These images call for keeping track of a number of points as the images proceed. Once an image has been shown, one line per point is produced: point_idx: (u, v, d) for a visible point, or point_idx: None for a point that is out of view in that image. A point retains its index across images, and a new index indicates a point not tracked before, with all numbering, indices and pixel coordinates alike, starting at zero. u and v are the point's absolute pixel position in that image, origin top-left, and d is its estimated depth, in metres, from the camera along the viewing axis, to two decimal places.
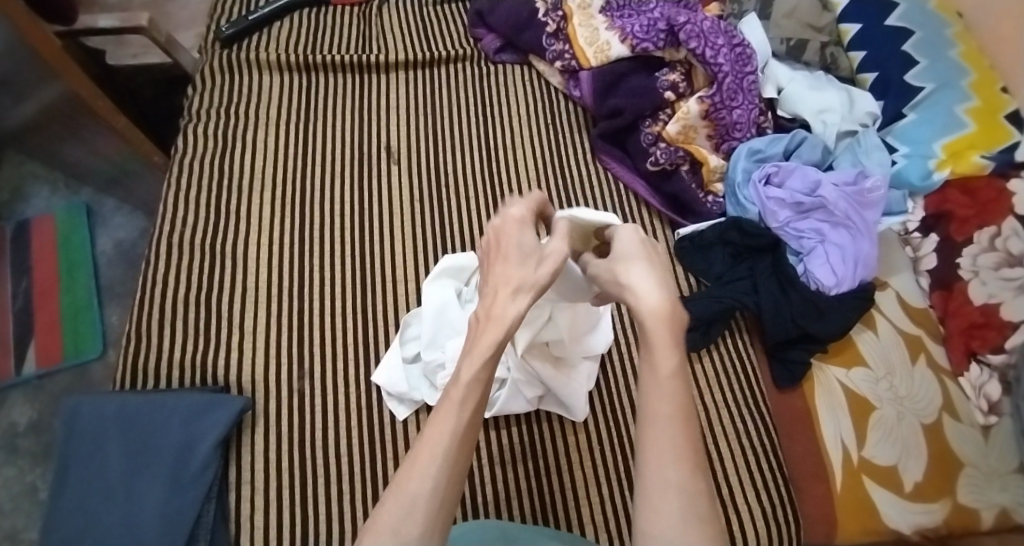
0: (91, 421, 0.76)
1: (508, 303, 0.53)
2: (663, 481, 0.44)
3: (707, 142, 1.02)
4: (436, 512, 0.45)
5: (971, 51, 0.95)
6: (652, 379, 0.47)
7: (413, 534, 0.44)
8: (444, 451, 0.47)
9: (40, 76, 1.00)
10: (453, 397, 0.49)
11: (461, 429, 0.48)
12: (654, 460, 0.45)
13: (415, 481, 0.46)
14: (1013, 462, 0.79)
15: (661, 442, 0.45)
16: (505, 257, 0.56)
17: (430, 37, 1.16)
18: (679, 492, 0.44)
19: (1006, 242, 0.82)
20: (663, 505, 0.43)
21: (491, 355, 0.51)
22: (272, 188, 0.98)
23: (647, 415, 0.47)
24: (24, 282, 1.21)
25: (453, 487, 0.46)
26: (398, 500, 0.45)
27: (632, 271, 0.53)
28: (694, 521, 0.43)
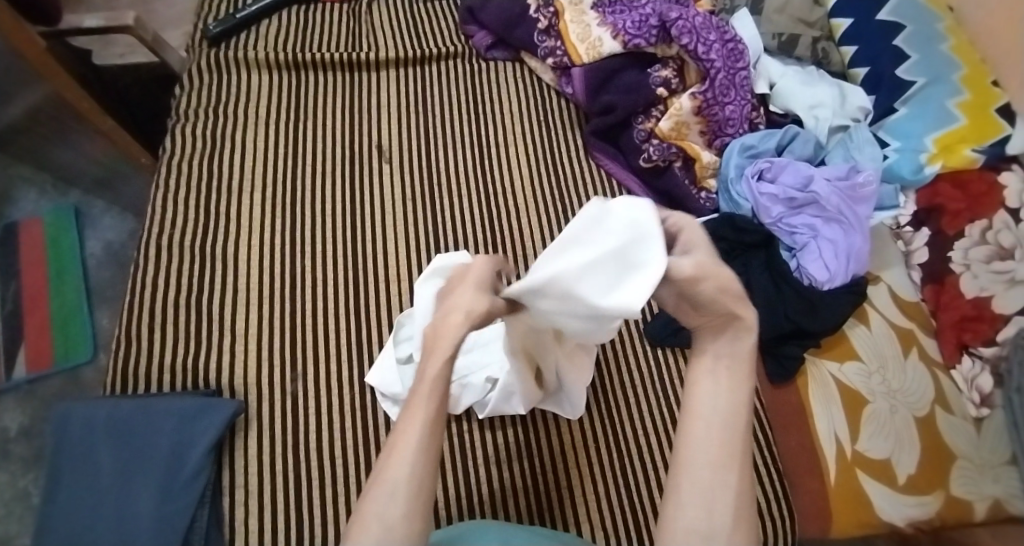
0: (81, 428, 0.75)
1: (459, 323, 0.48)
2: (722, 484, 0.45)
3: (700, 138, 1.02)
4: (415, 497, 0.46)
5: (961, 45, 0.96)
6: (729, 386, 0.46)
7: (395, 515, 0.46)
8: (418, 440, 0.47)
9: (24, 78, 0.98)
10: (422, 383, 0.48)
11: (432, 416, 0.48)
12: (715, 460, 0.45)
13: (393, 468, 0.47)
14: (1006, 453, 0.79)
15: (726, 446, 0.45)
16: (462, 285, 0.51)
17: (420, 34, 1.15)
18: (732, 495, 0.45)
19: (998, 234, 0.83)
20: (715, 504, 0.45)
21: (449, 358, 0.48)
22: (263, 188, 0.97)
23: (717, 417, 0.46)
24: (13, 286, 1.19)
25: (430, 469, 0.48)
26: (381, 486, 0.47)
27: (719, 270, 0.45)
28: (739, 524, 0.45)
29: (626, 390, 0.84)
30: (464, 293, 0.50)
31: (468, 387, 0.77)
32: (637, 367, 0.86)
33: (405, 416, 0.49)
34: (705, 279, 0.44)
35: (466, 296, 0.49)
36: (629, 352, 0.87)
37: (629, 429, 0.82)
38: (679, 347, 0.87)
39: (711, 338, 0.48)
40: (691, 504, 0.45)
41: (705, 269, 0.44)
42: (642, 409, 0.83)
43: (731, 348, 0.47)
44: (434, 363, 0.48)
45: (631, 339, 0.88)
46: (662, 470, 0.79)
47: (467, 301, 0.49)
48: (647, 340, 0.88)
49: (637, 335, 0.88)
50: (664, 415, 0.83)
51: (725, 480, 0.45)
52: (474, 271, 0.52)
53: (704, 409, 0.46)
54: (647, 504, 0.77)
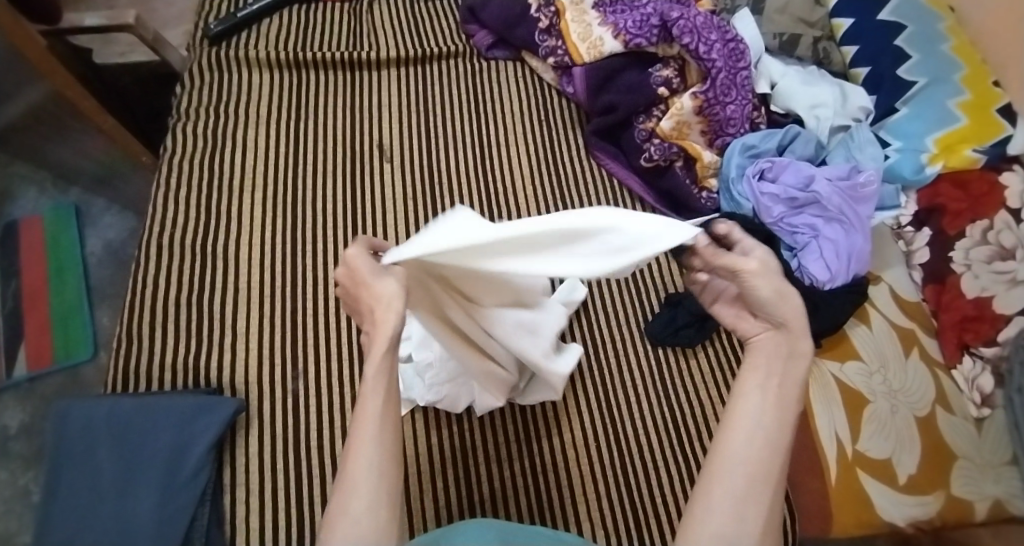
0: (82, 426, 0.75)
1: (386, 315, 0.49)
2: (757, 499, 0.44)
3: (701, 138, 1.02)
4: (380, 489, 0.46)
5: (962, 45, 0.96)
6: (774, 402, 0.47)
7: (359, 509, 0.45)
8: (374, 432, 0.47)
9: (25, 77, 0.98)
10: (371, 380, 0.49)
11: (381, 409, 0.48)
12: (752, 472, 0.44)
13: (354, 465, 0.46)
14: (1007, 453, 0.79)
15: (765, 462, 0.45)
16: (365, 281, 0.50)
17: (421, 33, 1.15)
18: (764, 508, 0.44)
19: (999, 235, 0.83)
20: (746, 512, 0.44)
21: (389, 346, 0.48)
22: (263, 186, 0.97)
23: (760, 433, 0.46)
24: (14, 284, 1.19)
25: (393, 459, 0.47)
26: (346, 485, 0.46)
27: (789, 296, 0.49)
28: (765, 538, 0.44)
29: (628, 390, 0.84)
30: (379, 288, 0.49)
31: (464, 387, 0.77)
32: (638, 367, 0.86)
33: (359, 412, 0.49)
34: (762, 277, 0.48)
35: (380, 289, 0.49)
36: (630, 352, 0.87)
37: (631, 430, 0.82)
38: (679, 347, 0.87)
39: (768, 345, 0.50)
40: (723, 513, 0.44)
41: (768, 267, 0.49)
42: (644, 410, 0.83)
43: (785, 363, 0.48)
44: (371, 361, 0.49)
45: (632, 339, 0.88)
46: (662, 470, 0.79)
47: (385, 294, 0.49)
48: (648, 340, 0.88)
49: (638, 334, 0.88)
50: (663, 415, 0.83)
51: (758, 492, 0.44)
52: (362, 266, 0.50)
53: (750, 416, 0.46)
54: (646, 504, 0.77)
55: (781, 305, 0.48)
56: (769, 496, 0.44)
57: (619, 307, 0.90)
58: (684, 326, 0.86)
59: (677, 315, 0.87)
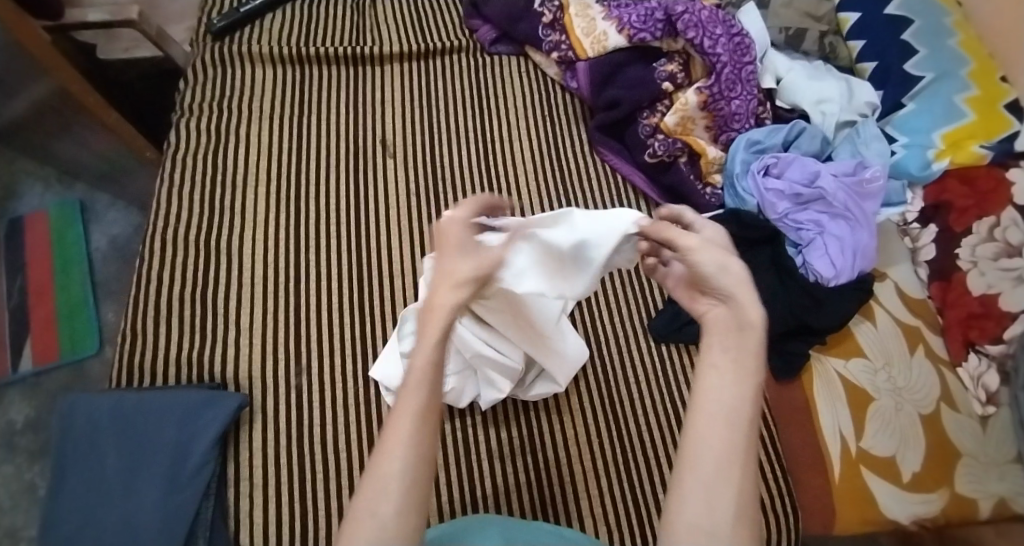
0: (87, 421, 0.76)
1: (450, 299, 0.46)
2: (726, 478, 0.42)
3: (705, 133, 1.01)
4: (411, 492, 0.42)
5: (969, 40, 0.95)
6: (732, 377, 0.45)
7: (388, 511, 0.41)
8: (411, 432, 0.43)
9: (30, 73, 0.99)
10: (418, 370, 0.45)
11: (425, 404, 0.44)
12: (718, 453, 0.43)
13: (385, 465, 0.43)
14: (1012, 451, 0.79)
15: (729, 439, 0.43)
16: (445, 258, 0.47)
17: (424, 28, 1.15)
18: (737, 491, 0.42)
19: (1006, 231, 0.82)
20: (718, 498, 0.42)
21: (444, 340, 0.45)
22: (266, 183, 0.97)
23: (720, 412, 0.44)
24: (20, 279, 1.20)
25: (427, 462, 0.44)
26: (373, 486, 0.42)
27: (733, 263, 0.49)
28: (744, 524, 0.41)
29: (630, 386, 0.84)
30: (453, 266, 0.47)
31: (471, 379, 0.78)
32: (641, 364, 0.86)
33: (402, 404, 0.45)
34: (704, 252, 0.49)
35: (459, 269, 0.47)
36: (633, 349, 0.87)
37: (633, 426, 0.82)
38: (683, 343, 0.87)
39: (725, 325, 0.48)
40: (694, 500, 0.42)
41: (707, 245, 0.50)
42: (645, 407, 0.83)
43: (739, 337, 0.47)
44: (423, 351, 0.45)
45: (635, 336, 0.88)
46: (668, 467, 0.79)
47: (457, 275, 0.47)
48: (651, 336, 0.87)
49: (641, 330, 0.88)
50: (666, 412, 0.82)
51: (726, 473, 0.42)
52: (453, 237, 0.48)
53: (708, 399, 0.45)
54: (649, 499, 0.77)
55: (724, 278, 0.48)
56: (739, 476, 0.42)
57: (622, 305, 0.90)
58: (687, 322, 0.86)
59: (680, 311, 0.87)
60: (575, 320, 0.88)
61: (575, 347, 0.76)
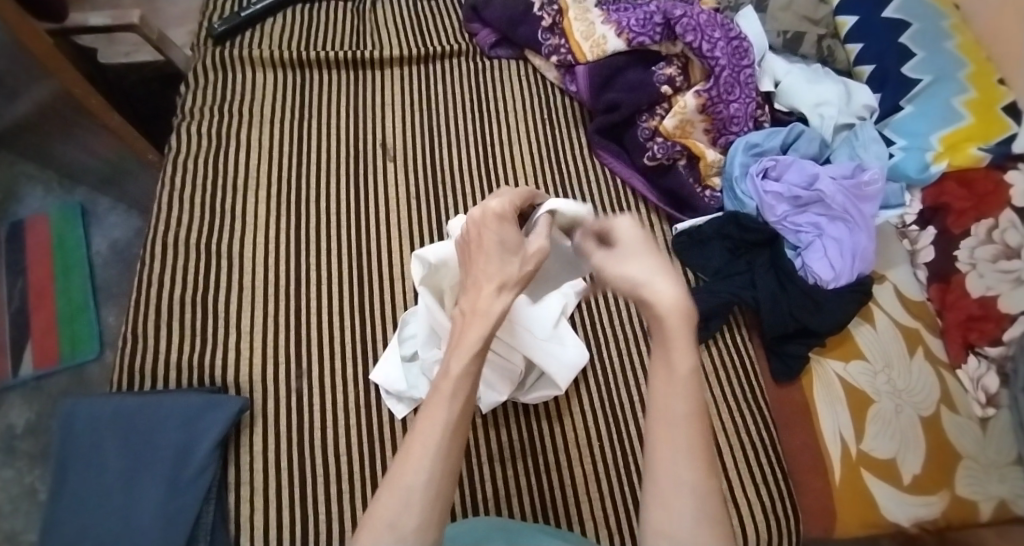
0: (88, 424, 0.76)
1: (492, 297, 0.52)
2: (677, 487, 0.43)
3: (704, 136, 1.02)
4: (432, 505, 0.45)
5: (967, 43, 0.96)
6: (666, 384, 0.45)
7: (409, 524, 0.44)
8: (437, 446, 0.46)
9: (33, 75, 0.99)
10: (455, 379, 0.49)
11: (454, 417, 0.47)
12: (669, 461, 0.44)
13: (409, 475, 0.45)
14: (1012, 453, 0.79)
15: (675, 447, 0.44)
16: (485, 253, 0.54)
17: (424, 32, 1.15)
18: (694, 496, 0.43)
19: (1004, 234, 0.82)
20: (677, 507, 0.43)
21: (477, 349, 0.50)
22: (267, 186, 0.97)
23: (660, 420, 0.45)
24: (20, 283, 1.20)
25: (448, 477, 0.46)
26: (394, 494, 0.45)
27: (639, 266, 0.48)
28: (709, 524, 0.43)
29: (631, 389, 0.84)
30: (495, 262, 0.53)
31: None
32: (640, 368, 0.86)
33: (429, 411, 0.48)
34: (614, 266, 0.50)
35: (499, 268, 0.53)
36: (633, 351, 0.87)
37: (633, 428, 0.82)
38: None
39: None
40: (656, 512, 0.44)
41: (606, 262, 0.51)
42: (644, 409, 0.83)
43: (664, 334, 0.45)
44: (462, 355, 0.49)
45: (636, 339, 0.88)
46: None
47: (498, 272, 0.53)
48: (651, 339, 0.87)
49: (640, 333, 0.88)
50: None
51: (679, 480, 0.43)
52: (489, 240, 0.54)
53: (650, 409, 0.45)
54: None
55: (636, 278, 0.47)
56: (693, 478, 0.43)
57: (624, 308, 0.89)
58: None
59: None
60: (575, 322, 0.88)
61: (575, 351, 0.78)
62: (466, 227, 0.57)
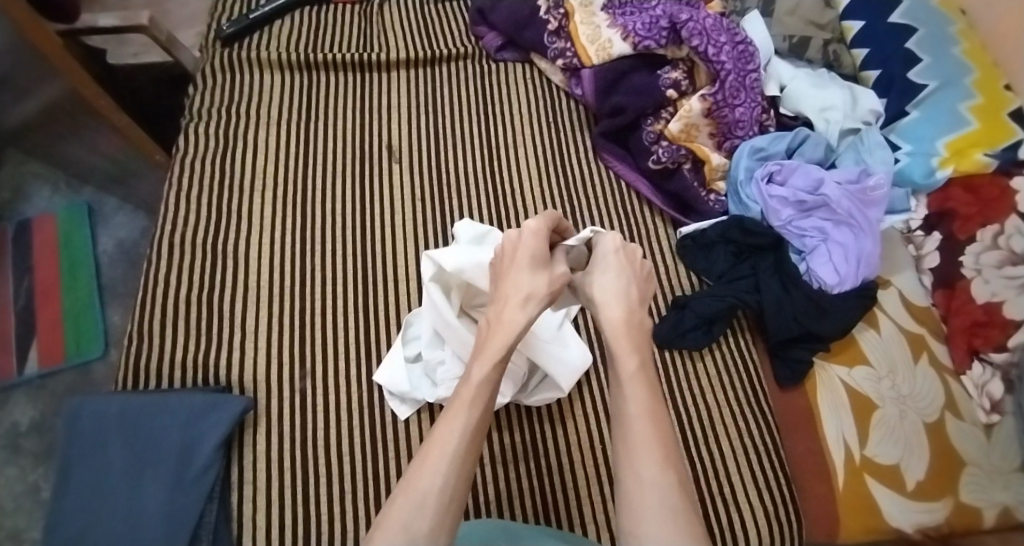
0: (93, 422, 0.76)
1: (515, 313, 0.56)
2: (639, 481, 0.48)
3: (709, 140, 1.02)
4: (445, 509, 0.47)
5: (973, 49, 0.95)
6: (620, 393, 0.54)
7: (423, 527, 0.46)
8: (453, 450, 0.49)
9: (42, 75, 1.00)
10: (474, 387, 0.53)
11: (474, 424, 0.51)
12: (631, 458, 0.50)
13: (425, 478, 0.48)
14: (1016, 460, 0.79)
15: (635, 446, 0.50)
16: (517, 267, 0.59)
17: (431, 34, 1.16)
18: (657, 484, 0.48)
19: (1010, 239, 0.82)
20: (643, 497, 0.48)
21: (499, 357, 0.54)
22: (273, 187, 0.98)
23: (620, 426, 0.53)
24: (25, 282, 1.21)
25: (462, 482, 0.49)
26: (409, 496, 0.47)
27: (601, 280, 0.61)
28: (674, 509, 0.47)
29: None
30: (522, 280, 0.58)
31: None
32: None
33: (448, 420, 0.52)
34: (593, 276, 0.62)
35: (527, 282, 0.58)
36: None
37: None
38: (686, 350, 0.87)
39: None
40: (627, 512, 0.48)
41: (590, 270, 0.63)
42: None
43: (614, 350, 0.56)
44: (485, 365, 0.54)
45: None
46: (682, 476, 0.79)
47: (525, 286, 0.57)
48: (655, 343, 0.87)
49: None
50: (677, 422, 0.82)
51: (640, 471, 0.49)
52: (522, 255, 0.59)
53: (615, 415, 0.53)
54: None
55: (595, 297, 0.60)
56: (652, 470, 0.49)
57: None
58: (690, 328, 0.86)
59: (683, 318, 0.87)
60: (579, 325, 0.88)
61: (580, 353, 0.77)
62: (505, 240, 0.62)
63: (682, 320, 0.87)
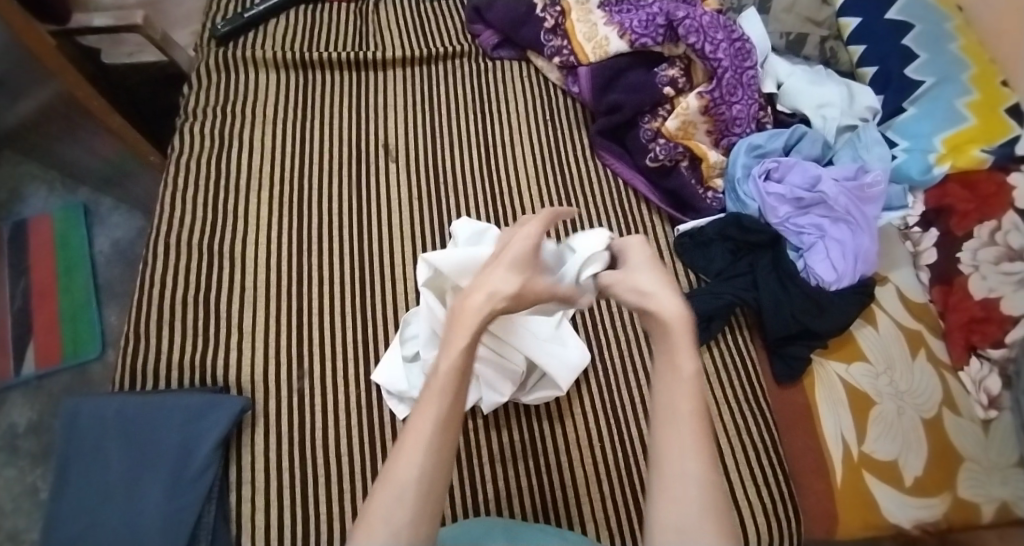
0: (90, 423, 0.76)
1: (480, 306, 0.50)
2: (682, 477, 0.42)
3: (707, 137, 1.02)
4: (424, 501, 0.44)
5: (970, 45, 0.96)
6: (670, 379, 0.45)
7: (402, 521, 0.43)
8: (429, 439, 0.45)
9: (36, 77, 0.99)
10: (444, 375, 0.47)
11: (446, 414, 0.46)
12: (673, 452, 0.43)
13: (401, 470, 0.45)
14: (1013, 455, 0.79)
15: (678, 441, 0.43)
16: (500, 264, 0.53)
17: (427, 32, 1.16)
18: (698, 485, 0.42)
19: (1006, 235, 0.82)
20: (681, 497, 0.42)
21: (466, 350, 0.48)
22: (270, 187, 0.98)
23: (663, 412, 0.45)
24: (22, 282, 1.20)
25: (441, 472, 0.45)
26: (388, 490, 0.44)
27: (645, 278, 0.51)
28: (712, 515, 0.41)
29: (631, 389, 0.84)
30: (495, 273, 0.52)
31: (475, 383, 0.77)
32: (641, 367, 0.85)
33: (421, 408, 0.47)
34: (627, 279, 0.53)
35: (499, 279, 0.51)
36: (634, 350, 0.87)
37: (633, 428, 0.82)
38: None
39: None
40: (659, 503, 0.42)
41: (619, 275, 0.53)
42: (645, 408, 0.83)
43: (666, 341, 0.47)
44: (451, 356, 0.48)
45: (637, 340, 0.87)
46: None
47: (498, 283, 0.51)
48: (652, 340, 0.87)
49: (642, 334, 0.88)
50: None
51: (683, 469, 0.42)
52: (512, 254, 0.53)
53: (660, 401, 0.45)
54: None
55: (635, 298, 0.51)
56: (697, 467, 0.42)
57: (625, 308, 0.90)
58: None
59: None
60: (577, 324, 0.88)
61: (579, 352, 0.79)
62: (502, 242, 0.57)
63: None
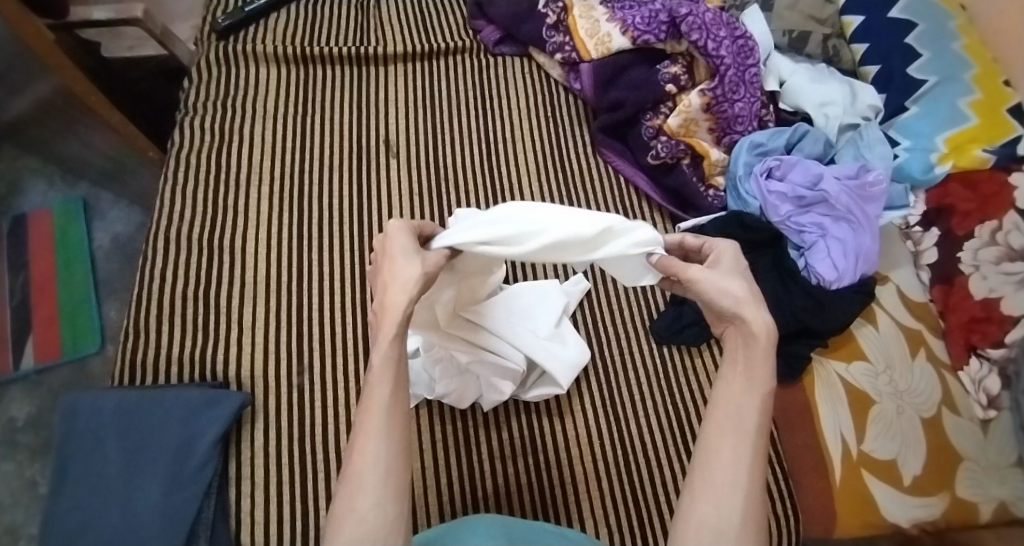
0: (90, 419, 0.76)
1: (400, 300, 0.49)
2: (731, 483, 0.44)
3: (709, 135, 1.01)
4: (388, 483, 0.45)
5: (973, 44, 0.95)
6: (734, 389, 0.47)
7: (366, 505, 0.44)
8: (380, 426, 0.47)
9: (35, 71, 0.99)
10: (378, 366, 0.48)
11: (391, 399, 0.48)
12: (729, 460, 0.45)
13: (360, 459, 0.46)
14: (1013, 455, 0.79)
15: (734, 449, 0.45)
16: (391, 258, 0.52)
17: (429, 28, 1.15)
18: (743, 493, 0.44)
19: (1007, 236, 0.82)
20: (724, 500, 0.44)
21: (397, 338, 0.49)
22: (269, 182, 0.97)
23: (722, 418, 0.47)
24: (21, 276, 1.20)
25: (398, 454, 0.47)
26: (351, 481, 0.45)
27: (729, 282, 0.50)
28: (752, 523, 0.44)
29: (631, 386, 0.84)
30: (400, 267, 0.51)
31: (474, 381, 0.77)
32: (642, 365, 0.86)
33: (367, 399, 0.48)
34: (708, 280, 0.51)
35: (401, 267, 0.51)
36: (634, 349, 0.87)
37: (634, 425, 0.82)
38: (685, 346, 0.87)
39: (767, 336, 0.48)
40: (702, 500, 0.45)
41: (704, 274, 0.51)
42: (647, 406, 0.83)
43: (747, 353, 0.48)
44: (384, 346, 0.49)
45: (637, 339, 0.88)
46: (668, 467, 0.80)
47: (406, 276, 0.50)
48: (652, 338, 0.88)
49: (642, 333, 0.88)
50: (674, 415, 0.83)
51: (734, 478, 0.45)
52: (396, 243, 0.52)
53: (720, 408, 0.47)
54: (651, 502, 0.77)
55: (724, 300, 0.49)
56: (746, 476, 0.44)
57: (624, 306, 0.90)
58: (689, 324, 0.86)
59: (683, 313, 0.87)
60: (578, 321, 0.88)
61: (577, 350, 0.79)
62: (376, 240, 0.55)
63: (681, 316, 0.87)
